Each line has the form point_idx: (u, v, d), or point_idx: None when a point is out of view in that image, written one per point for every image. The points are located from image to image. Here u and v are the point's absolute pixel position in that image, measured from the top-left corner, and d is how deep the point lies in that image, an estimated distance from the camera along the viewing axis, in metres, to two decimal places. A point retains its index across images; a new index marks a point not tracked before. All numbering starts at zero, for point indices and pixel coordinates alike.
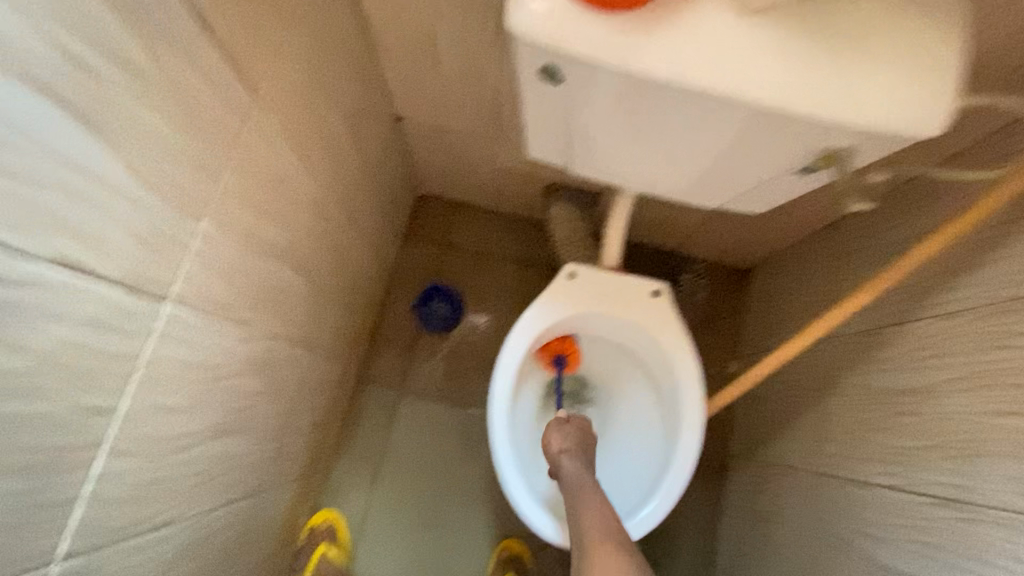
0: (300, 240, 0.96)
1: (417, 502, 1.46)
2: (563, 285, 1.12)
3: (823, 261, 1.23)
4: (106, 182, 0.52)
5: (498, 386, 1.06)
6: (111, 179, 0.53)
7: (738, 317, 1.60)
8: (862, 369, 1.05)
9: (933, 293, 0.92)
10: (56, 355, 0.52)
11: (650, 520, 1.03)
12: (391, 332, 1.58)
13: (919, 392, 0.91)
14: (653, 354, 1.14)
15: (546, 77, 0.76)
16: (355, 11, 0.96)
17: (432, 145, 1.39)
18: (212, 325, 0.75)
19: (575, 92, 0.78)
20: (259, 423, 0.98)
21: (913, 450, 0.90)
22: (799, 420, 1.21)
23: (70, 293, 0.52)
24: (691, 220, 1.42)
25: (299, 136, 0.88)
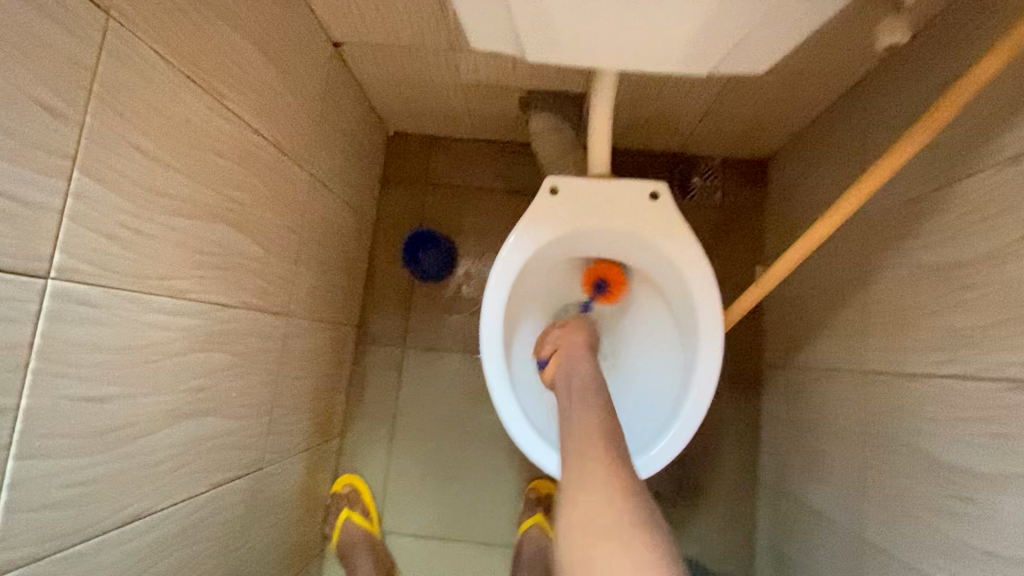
0: (235, 195, 0.85)
1: (436, 456, 1.42)
2: (543, 204, 0.98)
3: (852, 126, 1.04)
4: None
5: (487, 325, 0.95)
6: None
7: (759, 214, 1.43)
8: (906, 246, 0.89)
9: (988, 139, 0.74)
10: None
11: (672, 449, 0.93)
12: (383, 285, 1.48)
13: (976, 262, 0.75)
14: (658, 265, 1.00)
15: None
16: None
17: (382, 70, 1.23)
18: (131, 298, 0.66)
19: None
20: (238, 399, 0.92)
21: (976, 332, 0.75)
22: (837, 316, 1.06)
23: None
24: (692, 111, 1.23)
25: (203, 71, 0.74)
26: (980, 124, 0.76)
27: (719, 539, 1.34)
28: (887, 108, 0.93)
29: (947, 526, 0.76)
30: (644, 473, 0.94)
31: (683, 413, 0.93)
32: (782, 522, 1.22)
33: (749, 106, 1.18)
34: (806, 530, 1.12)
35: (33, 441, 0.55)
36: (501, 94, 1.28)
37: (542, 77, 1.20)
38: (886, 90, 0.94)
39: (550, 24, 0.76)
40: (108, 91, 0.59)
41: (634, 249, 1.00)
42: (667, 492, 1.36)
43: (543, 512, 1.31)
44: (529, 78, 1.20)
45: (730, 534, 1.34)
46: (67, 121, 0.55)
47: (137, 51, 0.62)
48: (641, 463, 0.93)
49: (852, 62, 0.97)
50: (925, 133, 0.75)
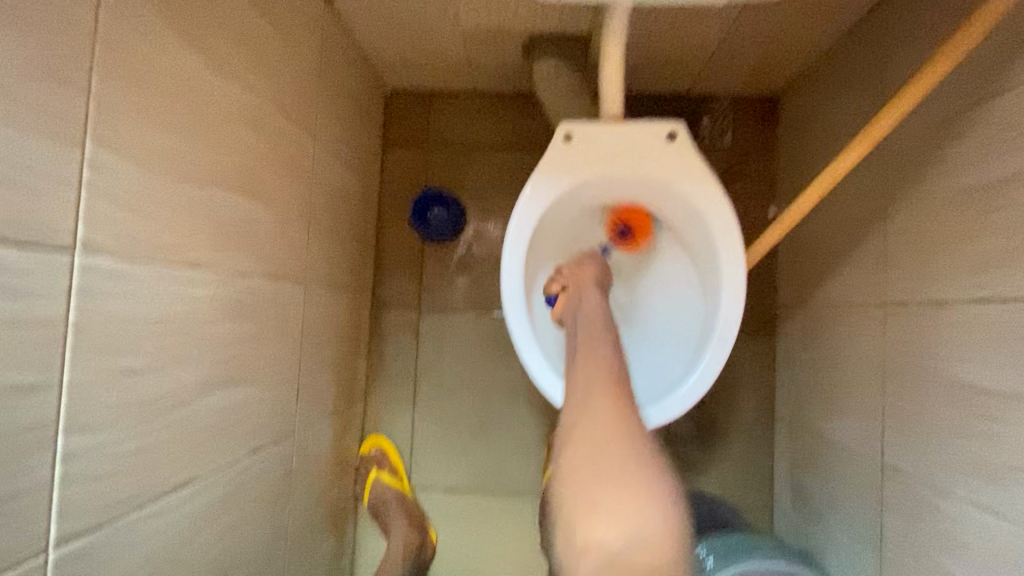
0: (243, 161, 0.82)
1: (459, 414, 1.44)
2: (558, 152, 0.96)
3: (874, 52, 1.00)
4: None
5: (507, 278, 0.95)
6: None
7: (772, 154, 1.40)
8: (932, 173, 0.87)
9: (1022, 54, 0.72)
10: None
11: (698, 390, 0.93)
12: (393, 249, 1.47)
13: (1008, 184, 0.74)
14: (677, 206, 0.98)
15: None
16: None
17: (377, 22, 1.17)
18: (156, 270, 0.65)
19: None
20: (266, 368, 0.92)
21: (1006, 255, 0.74)
22: (858, 251, 1.06)
23: None
24: (702, 47, 1.19)
25: (199, 29, 0.71)
26: (1015, 37, 0.73)
27: (738, 476, 1.38)
28: (912, 29, 0.90)
29: (973, 447, 0.78)
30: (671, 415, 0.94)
31: (708, 353, 0.93)
32: (801, 456, 1.25)
33: (763, 37, 1.13)
34: (825, 462, 1.15)
35: (79, 416, 0.55)
36: (503, 41, 1.23)
37: (546, 20, 1.14)
38: (911, 9, 0.90)
39: None
40: (109, 54, 0.56)
41: (653, 191, 0.98)
42: (687, 434, 1.40)
43: None
44: (531, 21, 1.15)
45: (749, 471, 1.38)
46: (72, 87, 0.53)
47: (131, 9, 0.59)
48: (669, 403, 0.94)
49: None
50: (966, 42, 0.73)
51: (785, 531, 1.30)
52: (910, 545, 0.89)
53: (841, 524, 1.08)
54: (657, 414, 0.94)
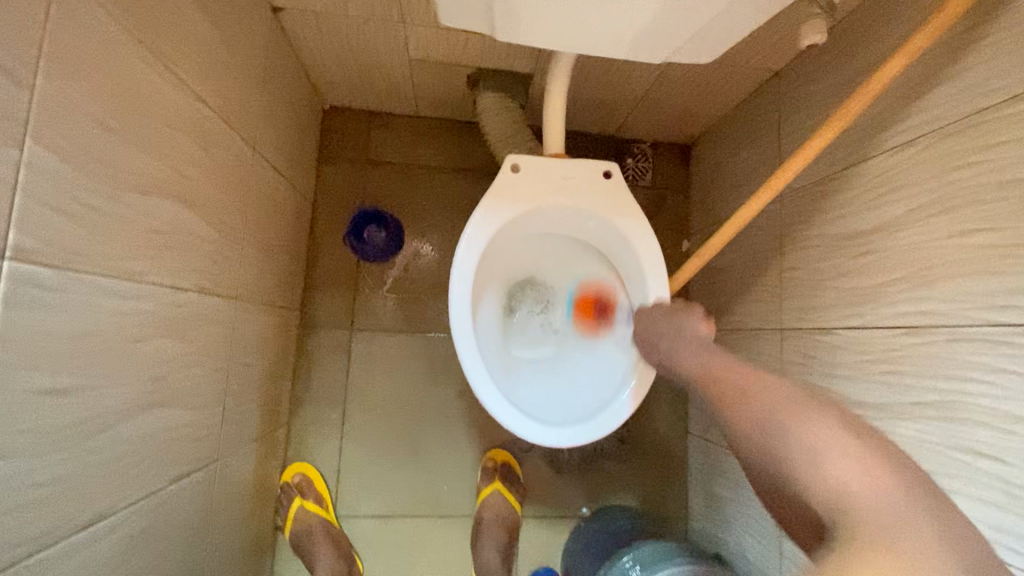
0: (182, 169, 0.78)
1: (391, 437, 1.42)
2: (505, 181, 1.02)
3: (771, 115, 1.17)
4: None
5: (454, 298, 0.97)
6: None
7: (685, 194, 1.56)
8: (818, 221, 1.04)
9: (885, 129, 0.89)
10: None
11: (629, 405, 1.00)
12: (326, 268, 1.43)
13: (876, 232, 0.91)
14: (610, 239, 1.07)
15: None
16: None
17: (324, 40, 1.17)
18: (87, 282, 0.60)
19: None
20: (193, 390, 0.86)
21: (875, 290, 0.90)
22: (759, 283, 1.21)
23: None
24: (630, 96, 1.32)
25: (148, 32, 0.68)
26: (878, 116, 0.91)
27: (657, 488, 1.49)
28: (803, 99, 1.06)
29: None
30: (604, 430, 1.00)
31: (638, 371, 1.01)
32: (712, 467, 1.38)
33: (682, 93, 1.28)
34: (733, 470, 1.29)
35: None
36: (448, 71, 1.28)
37: (491, 57, 1.21)
38: (800, 83, 1.08)
39: (521, 8, 0.77)
40: (54, 50, 0.53)
41: (591, 223, 1.06)
42: (612, 449, 1.48)
43: (501, 478, 1.37)
44: (478, 57, 1.21)
45: (667, 483, 1.49)
46: (13, 81, 0.49)
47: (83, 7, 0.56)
48: (595, 423, 1.00)
49: (771, 57, 1.10)
50: (842, 121, 0.85)
51: (698, 535, 1.42)
52: None
53: (748, 525, 1.21)
54: (585, 433, 1.00)
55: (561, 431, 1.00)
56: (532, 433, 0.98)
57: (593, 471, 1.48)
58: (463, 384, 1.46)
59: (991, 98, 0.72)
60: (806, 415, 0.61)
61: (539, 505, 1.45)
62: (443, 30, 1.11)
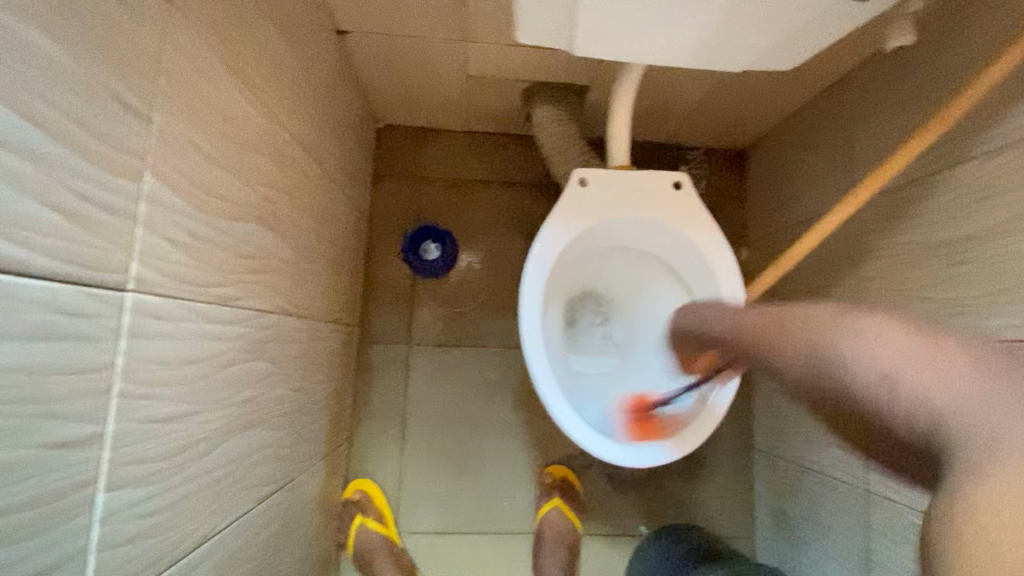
0: (266, 195, 0.79)
1: (449, 452, 1.41)
2: (572, 196, 1.00)
3: (842, 121, 1.12)
4: (17, 141, 0.37)
5: (525, 316, 0.96)
6: (20, 136, 0.38)
7: (742, 201, 1.52)
8: (903, 229, 0.99)
9: (982, 132, 0.84)
10: (14, 384, 0.39)
11: (711, 419, 0.96)
12: (382, 284, 1.44)
13: (973, 240, 0.85)
14: (681, 252, 1.04)
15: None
16: None
17: (383, 60, 1.18)
18: (192, 308, 0.61)
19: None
20: (275, 410, 0.87)
21: (973, 302, 0.85)
22: (833, 293, 1.17)
23: (9, 299, 0.38)
24: (689, 104, 1.29)
25: (237, 64, 0.69)
26: (974, 116, 0.86)
27: (721, 505, 1.44)
28: (883, 102, 1.01)
29: None
30: (686, 445, 0.97)
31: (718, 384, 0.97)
32: (781, 484, 1.33)
33: (743, 99, 1.25)
34: (805, 488, 1.23)
35: (119, 469, 0.50)
36: (504, 86, 1.28)
37: (549, 71, 1.20)
38: (877, 85, 1.03)
39: (602, 20, 0.76)
40: (167, 83, 0.54)
41: (661, 236, 1.04)
42: (674, 465, 1.44)
43: (560, 495, 1.34)
44: (536, 71, 1.21)
45: (733, 500, 1.44)
46: (133, 115, 0.50)
47: (188, 44, 0.58)
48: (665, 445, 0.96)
49: (844, 59, 1.06)
50: (935, 132, 0.80)
51: (767, 554, 1.37)
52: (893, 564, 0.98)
53: (824, 546, 1.16)
54: (655, 455, 0.96)
55: (640, 449, 0.97)
56: (601, 449, 0.96)
57: (654, 488, 1.44)
58: (521, 399, 1.44)
59: None
60: (895, 344, 0.60)
61: (599, 523, 1.41)
62: (504, 45, 1.10)
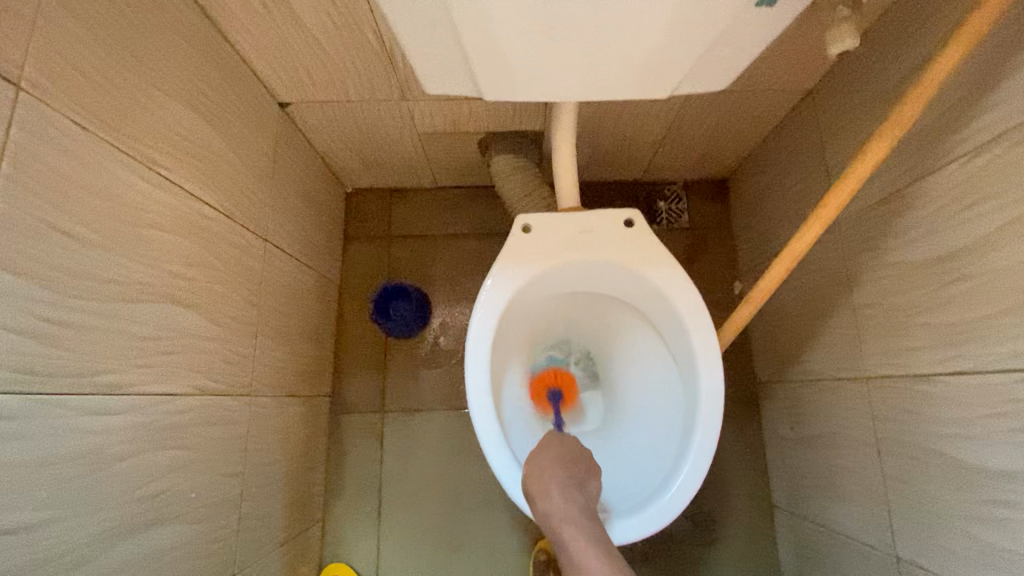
0: (177, 271, 0.76)
1: (432, 529, 1.30)
2: (515, 246, 0.94)
3: (808, 142, 1.05)
4: None
5: (471, 385, 0.89)
6: None
7: (728, 232, 1.43)
8: (889, 248, 0.88)
9: (948, 134, 0.76)
10: None
11: (693, 482, 0.84)
12: (354, 350, 1.39)
13: (963, 254, 0.74)
14: (645, 296, 0.96)
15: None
16: None
17: (331, 128, 1.19)
18: (66, 402, 0.58)
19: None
20: (201, 501, 0.81)
21: (975, 325, 0.73)
22: (829, 324, 1.04)
23: None
24: (650, 138, 1.24)
25: (132, 146, 0.68)
26: (944, 117, 0.76)
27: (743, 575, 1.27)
28: (845, 116, 0.94)
29: (985, 532, 0.72)
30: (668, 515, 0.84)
31: (697, 440, 0.86)
32: (805, 547, 1.15)
33: (707, 128, 1.19)
34: (832, 552, 1.06)
35: None
36: (457, 141, 1.26)
37: (497, 120, 1.18)
38: (837, 96, 0.96)
39: (505, 63, 0.75)
40: (12, 169, 0.53)
41: (620, 279, 0.97)
42: (681, 531, 1.29)
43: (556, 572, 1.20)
44: (484, 122, 1.18)
45: (754, 566, 1.27)
46: None
47: (51, 131, 0.57)
48: (638, 521, 0.84)
49: (801, 74, 0.99)
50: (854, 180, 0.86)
51: None
52: None
53: None
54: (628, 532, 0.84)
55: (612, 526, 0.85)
56: None
57: (663, 557, 1.28)
58: None
59: None
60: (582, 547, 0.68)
61: None
62: (444, 101, 1.09)
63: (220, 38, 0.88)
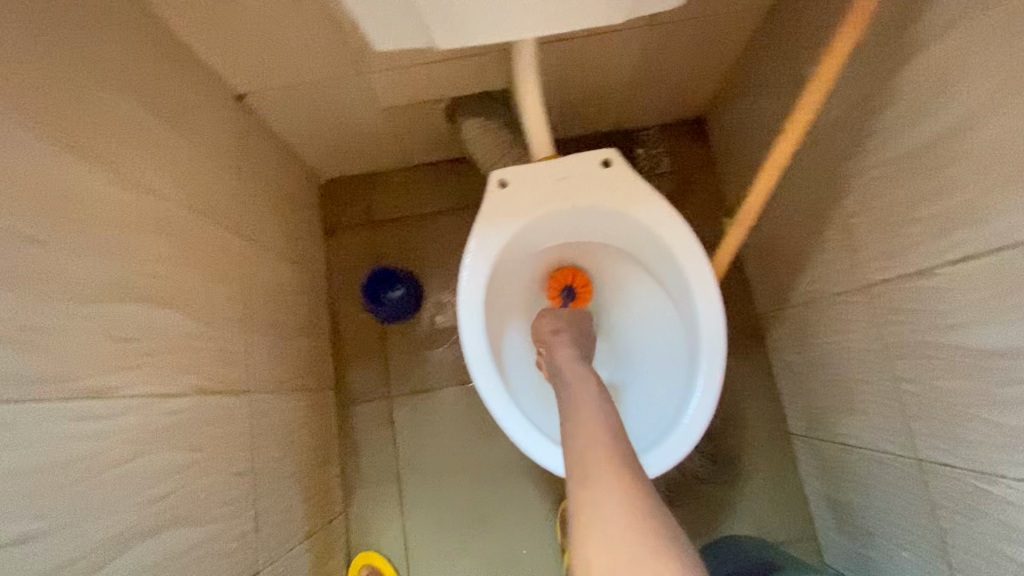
0: (151, 270, 0.74)
1: (455, 505, 1.29)
2: (494, 202, 0.92)
3: (779, 58, 1.02)
4: None
5: (470, 349, 0.88)
6: None
7: (711, 169, 1.40)
8: (872, 149, 0.86)
9: (918, 15, 0.73)
10: None
11: (704, 411, 0.84)
12: (352, 340, 1.38)
13: (945, 138, 0.73)
14: (634, 235, 0.94)
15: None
16: None
17: (292, 115, 1.15)
18: (53, 409, 0.57)
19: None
20: (215, 500, 0.80)
21: (968, 207, 0.71)
22: (823, 240, 1.02)
23: None
24: (618, 82, 1.21)
25: (82, 144, 0.66)
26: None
27: (770, 505, 1.27)
28: (813, 21, 0.91)
29: (1007, 416, 0.71)
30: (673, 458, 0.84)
31: (701, 383, 0.85)
32: (828, 468, 1.15)
33: (674, 60, 1.16)
34: (855, 467, 1.06)
35: None
36: (423, 112, 1.23)
37: (460, 82, 1.14)
38: (802, 2, 0.93)
39: (457, 10, 0.73)
40: None
41: (606, 221, 0.95)
42: (703, 471, 1.29)
43: None
44: (447, 87, 1.15)
45: (779, 494, 1.27)
46: None
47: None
48: (655, 456, 0.84)
49: None
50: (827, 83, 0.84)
51: (834, 554, 1.18)
52: (973, 540, 0.80)
53: (895, 536, 0.98)
54: (646, 468, 0.85)
55: (629, 464, 0.86)
56: None
57: (689, 499, 1.28)
58: None
59: None
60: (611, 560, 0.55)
61: None
62: (402, 68, 1.05)
63: (158, 27, 0.84)
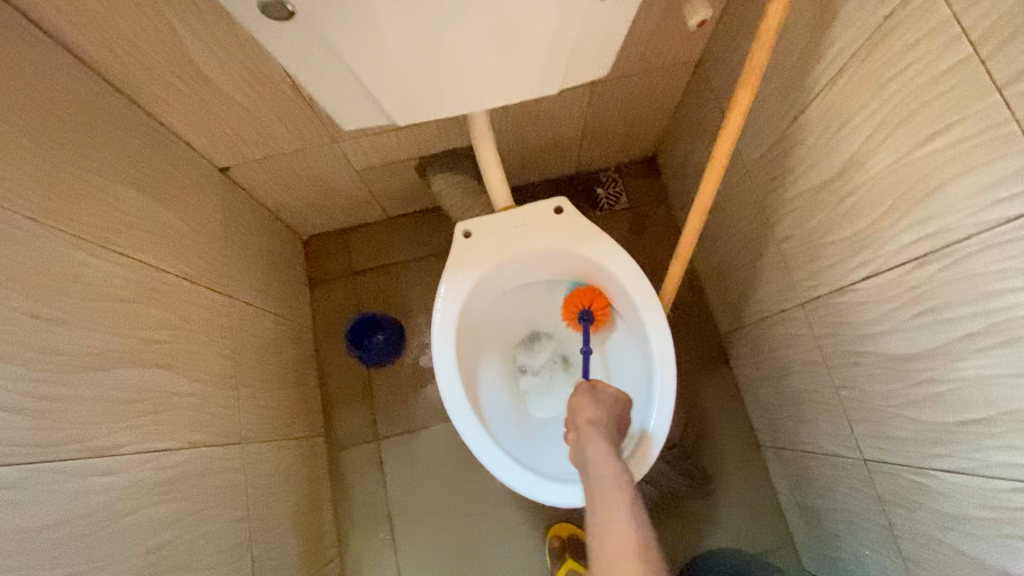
0: (147, 337, 0.82)
1: (446, 541, 1.33)
2: (460, 252, 1.01)
3: (708, 105, 1.15)
4: None
5: (445, 387, 0.96)
6: None
7: (666, 203, 1.51)
8: (790, 183, 0.97)
9: (809, 71, 0.85)
10: None
11: (661, 430, 0.91)
12: (339, 386, 1.44)
13: (843, 173, 0.83)
14: (590, 272, 1.04)
15: (273, 16, 0.66)
16: (99, 84, 0.84)
17: (273, 181, 1.25)
18: (61, 470, 0.64)
19: (321, 22, 0.68)
20: (211, 548, 0.86)
21: (868, 231, 0.82)
22: (763, 264, 1.12)
23: None
24: (571, 133, 1.33)
25: (82, 231, 0.74)
26: (802, 55, 0.85)
27: (748, 515, 1.33)
28: (731, 74, 1.04)
29: (926, 414, 0.79)
30: None
31: (649, 427, 0.92)
32: (796, 476, 1.22)
33: (618, 111, 1.28)
34: (817, 473, 1.13)
35: None
36: (394, 170, 1.33)
37: (426, 143, 1.25)
38: (720, 59, 1.06)
39: (415, 94, 0.84)
40: None
41: (563, 261, 1.04)
42: (681, 488, 1.34)
43: (573, 555, 1.24)
44: (414, 148, 1.26)
45: (755, 505, 1.33)
46: None
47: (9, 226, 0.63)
48: None
49: (685, 47, 1.09)
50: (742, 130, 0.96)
51: (812, 559, 1.23)
52: (918, 531, 0.87)
53: (858, 535, 1.04)
54: None
55: None
56: (552, 495, 0.92)
57: (670, 517, 1.33)
58: None
59: (882, 8, 0.69)
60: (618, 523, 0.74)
61: None
62: (370, 134, 1.16)
63: (146, 117, 0.94)
